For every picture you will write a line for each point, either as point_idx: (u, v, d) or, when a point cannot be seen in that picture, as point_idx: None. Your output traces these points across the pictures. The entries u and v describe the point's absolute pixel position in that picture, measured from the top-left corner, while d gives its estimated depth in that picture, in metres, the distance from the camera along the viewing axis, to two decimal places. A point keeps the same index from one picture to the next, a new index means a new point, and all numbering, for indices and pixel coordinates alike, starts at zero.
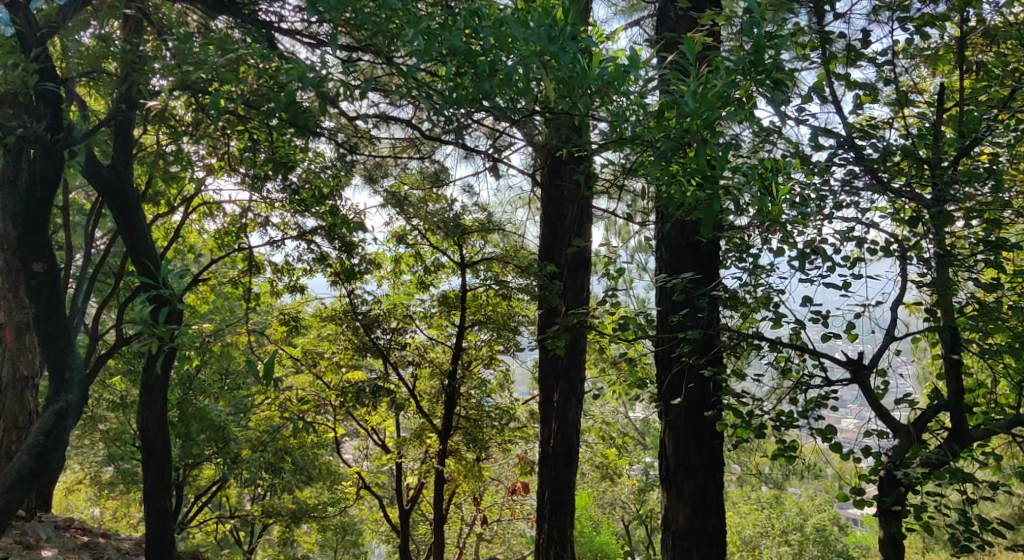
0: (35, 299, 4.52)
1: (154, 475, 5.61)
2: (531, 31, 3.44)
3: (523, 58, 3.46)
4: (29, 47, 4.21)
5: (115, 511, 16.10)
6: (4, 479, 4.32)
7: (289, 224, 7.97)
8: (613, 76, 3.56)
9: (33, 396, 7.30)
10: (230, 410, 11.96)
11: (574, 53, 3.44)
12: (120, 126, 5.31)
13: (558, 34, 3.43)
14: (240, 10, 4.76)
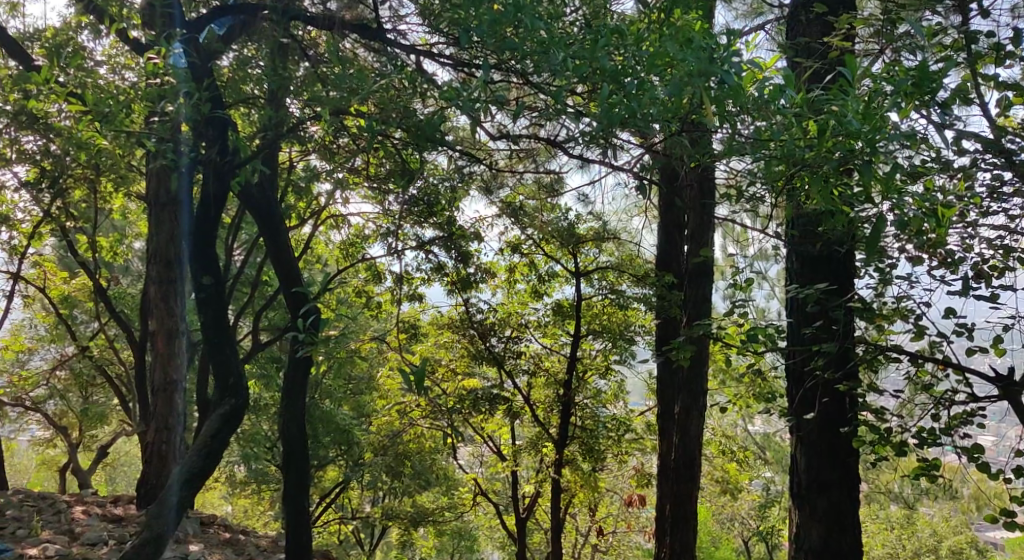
0: (203, 311, 4.97)
1: (293, 479, 5.77)
2: (689, 54, 3.34)
3: (681, 77, 3.38)
4: (203, 77, 4.58)
5: (249, 508, 16.94)
6: (177, 479, 4.59)
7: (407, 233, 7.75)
8: (767, 97, 3.50)
9: (181, 400, 7.75)
10: (353, 415, 12.70)
11: (738, 75, 3.27)
12: (270, 151, 5.71)
13: (720, 55, 3.29)
14: (372, 30, 4.94)
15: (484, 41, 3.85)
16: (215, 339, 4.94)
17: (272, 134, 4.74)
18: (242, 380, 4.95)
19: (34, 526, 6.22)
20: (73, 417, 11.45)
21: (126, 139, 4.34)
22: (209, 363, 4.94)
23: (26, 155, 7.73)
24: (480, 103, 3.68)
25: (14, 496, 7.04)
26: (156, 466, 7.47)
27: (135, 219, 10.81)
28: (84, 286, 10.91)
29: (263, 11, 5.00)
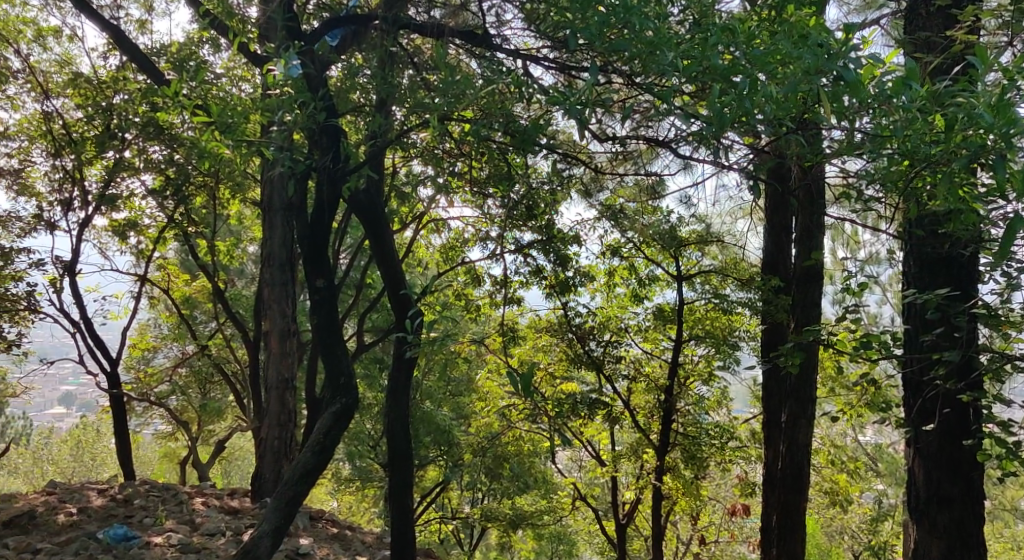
0: (316, 312, 5.14)
1: (398, 477, 5.85)
2: (803, 54, 3.25)
3: (798, 76, 3.28)
4: (317, 86, 4.75)
5: (355, 504, 17.46)
6: (293, 473, 4.77)
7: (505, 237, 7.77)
8: (890, 92, 3.34)
9: (292, 398, 8.02)
10: (453, 416, 12.88)
11: (856, 72, 3.16)
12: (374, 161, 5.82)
13: (835, 53, 3.20)
14: (476, 36, 5.01)
15: (590, 43, 3.85)
16: (328, 340, 5.09)
17: (379, 141, 4.86)
18: (352, 380, 5.08)
19: (160, 515, 6.58)
20: (193, 413, 12.06)
21: (246, 147, 4.54)
22: (322, 362, 5.10)
23: (154, 164, 8.21)
24: (586, 105, 3.68)
25: (142, 486, 7.48)
26: (269, 460, 7.74)
27: (250, 224, 11.31)
28: (203, 288, 11.49)
29: (374, 22, 5.17)
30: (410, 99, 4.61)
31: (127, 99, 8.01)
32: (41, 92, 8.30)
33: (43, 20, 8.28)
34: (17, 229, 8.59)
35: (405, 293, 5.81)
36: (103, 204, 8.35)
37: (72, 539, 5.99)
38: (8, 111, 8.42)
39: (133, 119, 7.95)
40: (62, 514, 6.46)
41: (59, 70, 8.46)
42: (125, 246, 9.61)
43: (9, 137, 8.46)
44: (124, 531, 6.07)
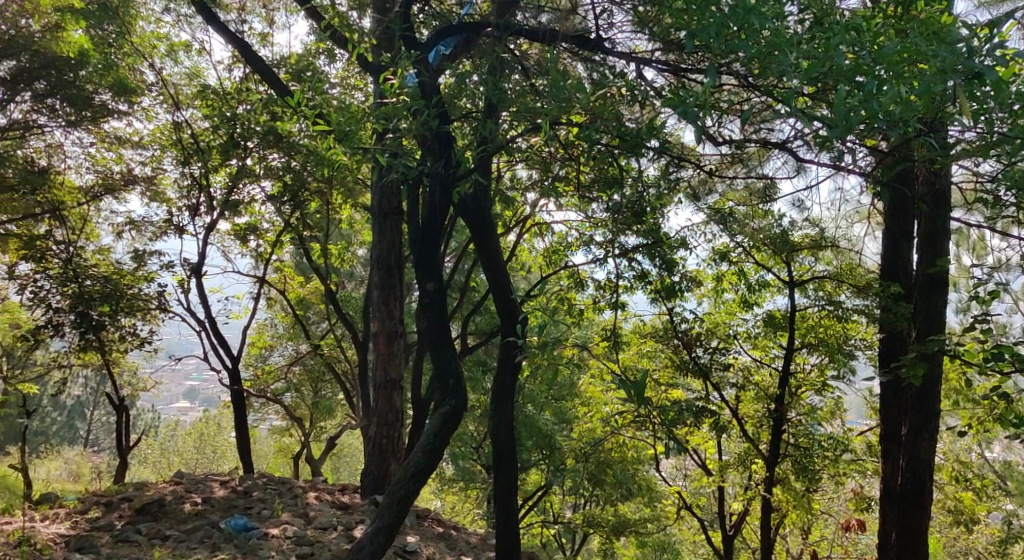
0: (427, 314, 5.24)
1: (503, 477, 5.82)
2: (936, 55, 3.12)
3: (932, 76, 3.13)
4: (430, 93, 4.84)
5: (458, 505, 17.75)
6: (405, 472, 4.87)
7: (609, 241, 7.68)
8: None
9: (400, 398, 8.18)
10: (555, 420, 12.89)
11: (994, 71, 3.01)
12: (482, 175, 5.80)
13: (969, 51, 3.06)
14: (586, 41, 4.99)
15: (706, 44, 3.76)
16: (437, 342, 5.18)
17: (485, 146, 4.91)
18: (461, 383, 5.15)
19: (277, 507, 6.86)
20: (306, 410, 12.51)
21: (363, 155, 4.67)
22: (432, 365, 5.21)
23: (272, 170, 8.55)
24: (703, 108, 3.60)
25: (260, 479, 7.81)
26: (377, 458, 7.92)
27: (361, 228, 11.64)
28: (316, 290, 11.89)
29: (487, 28, 5.19)
30: (517, 106, 4.65)
31: (249, 108, 8.43)
32: (172, 103, 8.81)
33: (175, 36, 8.78)
34: (149, 232, 9.14)
35: (509, 299, 5.75)
36: (226, 209, 8.79)
37: (198, 528, 6.32)
38: (142, 122, 8.97)
39: (255, 128, 8.37)
40: (188, 503, 6.82)
41: (189, 82, 8.95)
42: (246, 249, 10.07)
43: (143, 146, 9.02)
44: (244, 521, 6.35)
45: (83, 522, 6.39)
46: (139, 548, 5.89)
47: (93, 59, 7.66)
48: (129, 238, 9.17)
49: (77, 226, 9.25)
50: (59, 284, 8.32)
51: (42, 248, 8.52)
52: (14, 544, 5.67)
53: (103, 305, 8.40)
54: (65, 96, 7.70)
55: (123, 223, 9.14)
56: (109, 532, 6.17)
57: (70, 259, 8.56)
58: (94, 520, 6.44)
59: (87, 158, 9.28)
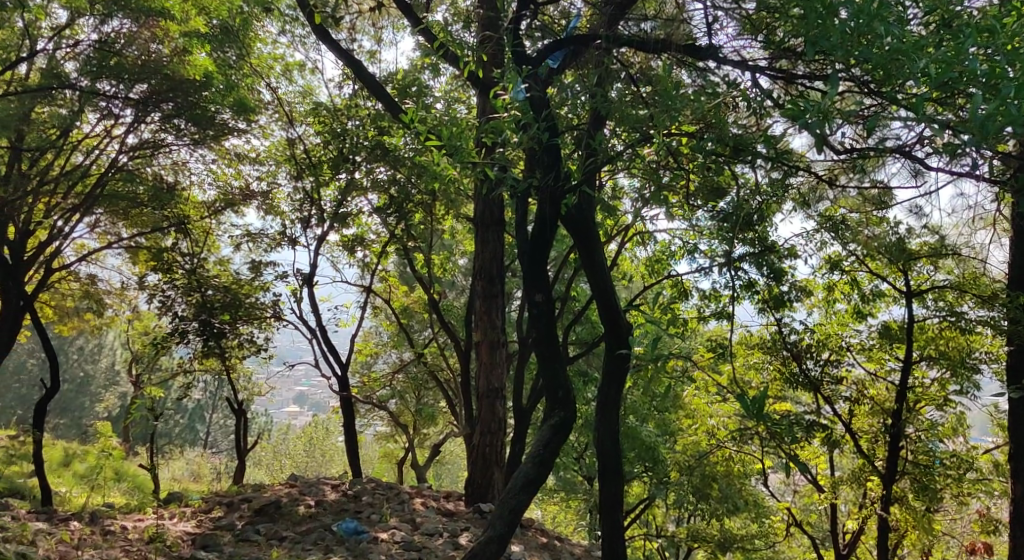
0: (535, 326, 5.28)
1: (610, 491, 5.75)
2: None
3: None
4: (540, 108, 4.89)
5: (559, 515, 17.77)
6: (515, 483, 4.89)
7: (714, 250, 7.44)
8: None
9: (503, 408, 8.21)
10: (658, 431, 12.72)
11: None
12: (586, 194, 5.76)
13: None
14: (697, 52, 4.95)
15: (825, 51, 3.66)
16: (546, 353, 5.22)
17: (589, 159, 4.93)
18: (570, 394, 5.16)
19: (385, 512, 7.02)
20: (410, 416, 12.78)
21: (473, 169, 4.76)
22: (541, 376, 5.22)
23: (379, 184, 8.80)
24: (826, 116, 3.47)
25: (369, 484, 8.03)
26: (481, 467, 7.98)
27: (462, 239, 11.82)
28: (420, 300, 12.15)
29: (597, 40, 5.21)
30: (622, 116, 4.62)
31: (358, 124, 8.80)
32: (286, 120, 9.21)
33: (290, 56, 9.20)
34: (264, 244, 9.58)
35: (615, 311, 5.71)
36: (335, 222, 9.07)
37: (312, 529, 6.54)
38: (260, 139, 9.41)
39: (363, 143, 8.69)
40: (302, 505, 7.07)
41: (302, 100, 9.33)
42: (354, 260, 10.38)
43: (260, 162, 9.47)
44: (354, 525, 6.53)
45: (207, 521, 6.74)
46: (259, 547, 6.15)
47: (216, 81, 8.06)
48: (246, 250, 9.61)
49: (200, 239, 9.79)
50: (184, 293, 8.82)
51: (170, 259, 9.05)
52: (146, 540, 6.03)
53: (223, 314, 8.85)
54: (189, 116, 8.00)
55: (241, 235, 9.59)
56: (231, 531, 6.48)
57: (194, 270, 9.06)
58: (217, 519, 6.78)
59: (210, 174, 9.83)
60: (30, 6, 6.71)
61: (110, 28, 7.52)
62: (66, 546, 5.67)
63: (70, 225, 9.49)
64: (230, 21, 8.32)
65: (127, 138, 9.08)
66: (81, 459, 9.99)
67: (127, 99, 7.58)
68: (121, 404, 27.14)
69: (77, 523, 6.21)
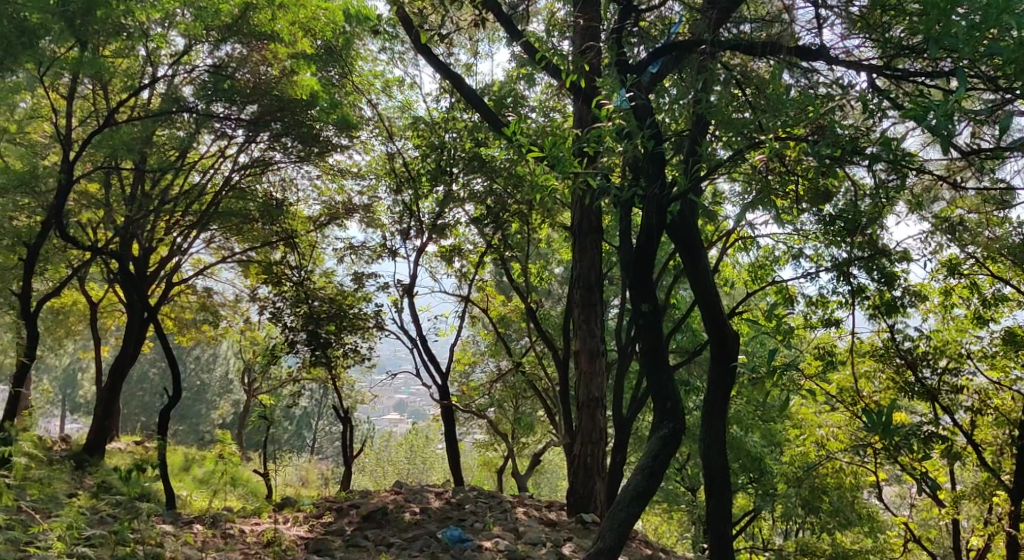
0: (642, 337, 5.23)
1: (716, 502, 5.63)
2: None
3: None
4: (643, 116, 4.84)
5: (661, 526, 17.52)
6: (624, 495, 4.90)
7: (822, 256, 7.20)
8: None
9: (603, 417, 8.12)
10: (763, 442, 12.37)
11: None
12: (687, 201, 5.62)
13: None
14: (806, 53, 4.82)
15: (947, 49, 3.51)
16: (653, 365, 5.15)
17: (691, 167, 4.86)
18: (679, 405, 5.07)
19: (488, 521, 7.03)
20: (508, 425, 12.83)
21: (574, 178, 4.73)
22: (648, 387, 5.16)
23: (475, 195, 8.92)
24: (952, 118, 3.31)
25: (472, 492, 8.11)
26: (582, 477, 7.90)
27: (559, 248, 11.78)
28: (517, 309, 12.18)
29: (701, 46, 5.10)
30: (726, 120, 4.50)
31: (456, 137, 8.92)
32: (386, 135, 9.43)
33: (389, 73, 9.43)
34: (366, 255, 9.81)
35: (720, 319, 5.56)
36: (434, 233, 9.11)
37: (417, 536, 6.62)
38: (361, 154, 9.69)
39: (460, 155, 8.84)
40: (408, 512, 7.19)
41: (401, 115, 9.54)
42: (451, 270, 10.48)
43: (362, 176, 9.75)
44: (459, 533, 6.56)
45: (319, 526, 6.99)
46: (367, 552, 6.29)
47: (321, 100, 8.34)
48: (348, 261, 9.86)
49: (306, 252, 10.14)
50: (292, 304, 9.25)
51: (278, 272, 9.46)
52: (264, 543, 6.30)
53: (330, 324, 9.17)
54: (297, 134, 8.41)
55: (344, 248, 9.87)
56: (341, 536, 6.68)
57: (302, 281, 9.46)
58: (328, 524, 7.02)
59: (315, 190, 10.22)
60: (152, 35, 7.12)
61: (223, 52, 7.85)
62: (191, 547, 5.93)
63: (187, 241, 10.02)
64: (333, 41, 8.59)
65: (239, 157, 9.51)
66: (200, 463, 10.51)
67: (241, 120, 7.95)
68: (233, 411, 28.40)
69: (200, 526, 6.55)
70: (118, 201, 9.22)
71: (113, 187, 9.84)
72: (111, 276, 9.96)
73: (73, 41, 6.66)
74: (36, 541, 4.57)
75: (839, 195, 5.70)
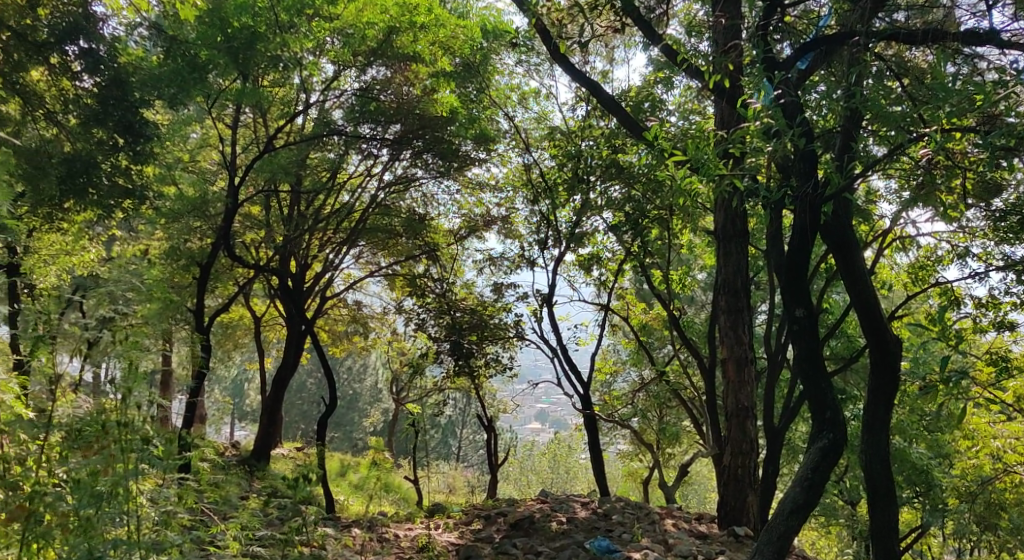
0: (797, 342, 5.02)
1: (881, 518, 5.31)
2: None
3: None
4: (793, 114, 4.68)
5: (818, 540, 16.74)
6: (782, 508, 4.81)
7: (994, 253, 6.68)
8: None
9: (753, 427, 7.83)
10: (930, 453, 11.60)
11: None
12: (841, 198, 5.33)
13: None
14: (974, 38, 4.53)
15: None
16: (809, 371, 4.96)
17: (842, 165, 4.66)
18: (839, 415, 4.88)
19: (637, 532, 6.90)
20: (653, 434, 12.63)
21: (720, 181, 4.61)
22: (806, 396, 4.98)
23: (613, 203, 8.79)
24: None
25: (619, 502, 8.03)
26: (733, 489, 7.64)
27: (701, 253, 11.48)
28: (659, 317, 11.98)
29: (853, 38, 4.84)
30: (882, 114, 4.29)
31: (593, 144, 8.87)
32: (523, 146, 9.53)
33: (526, 85, 9.54)
34: (505, 266, 9.86)
35: (881, 324, 5.23)
36: (572, 242, 9.11)
37: (565, 546, 6.60)
38: (499, 167, 9.84)
39: (597, 163, 8.80)
40: (555, 522, 7.21)
41: (537, 126, 9.64)
42: (590, 278, 10.39)
43: (501, 189, 9.91)
44: (607, 544, 6.40)
45: (468, 533, 7.15)
46: None
47: (461, 116, 8.56)
48: (488, 272, 9.97)
49: (448, 264, 10.40)
50: (436, 315, 9.57)
51: (422, 284, 9.87)
52: (418, 548, 6.54)
53: (472, 334, 9.41)
54: (438, 151, 8.72)
55: (483, 260, 10.01)
56: (491, 544, 6.80)
57: (444, 293, 9.76)
58: (477, 531, 7.18)
59: (455, 203, 10.47)
60: (305, 64, 7.54)
61: (369, 75, 8.12)
62: (351, 551, 6.18)
63: (338, 257, 10.49)
64: (470, 57, 8.74)
65: (384, 175, 9.89)
66: (356, 470, 10.97)
67: (386, 139, 8.29)
68: (382, 420, 29.46)
69: (358, 529, 6.85)
70: (277, 221, 9.80)
71: (272, 208, 10.47)
72: (271, 291, 10.58)
73: (236, 74, 7.13)
74: (216, 541, 4.89)
75: (1013, 187, 5.29)
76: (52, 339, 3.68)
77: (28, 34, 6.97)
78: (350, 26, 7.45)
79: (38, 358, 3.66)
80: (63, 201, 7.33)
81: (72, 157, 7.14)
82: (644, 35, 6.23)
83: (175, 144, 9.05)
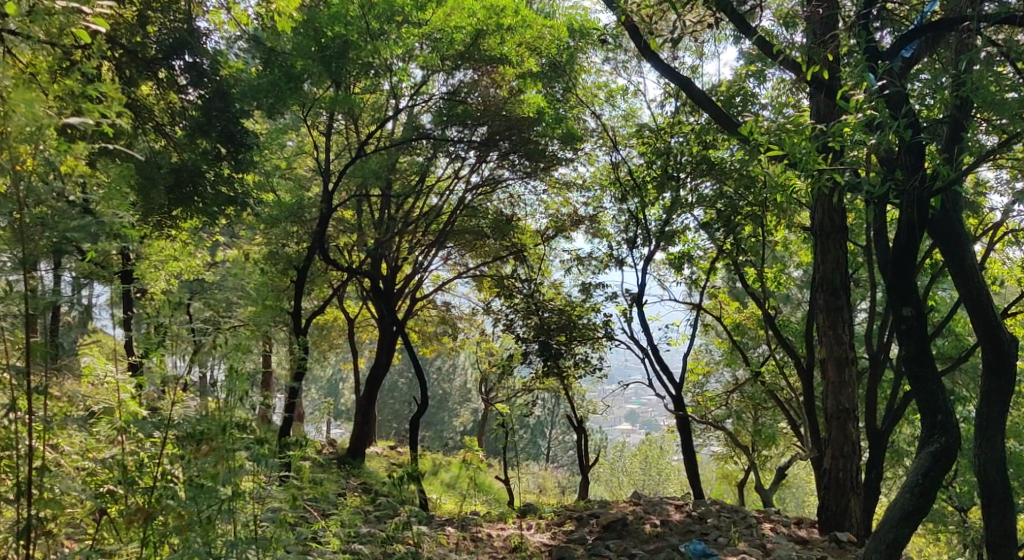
0: (904, 342, 4.81)
1: (996, 527, 5.05)
2: None
3: None
4: (897, 105, 4.52)
5: (926, 548, 15.98)
6: (890, 516, 4.66)
7: None
8: None
9: (855, 429, 7.55)
10: None
11: None
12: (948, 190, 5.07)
13: None
14: None
15: None
16: (918, 373, 4.74)
17: (951, 158, 4.46)
18: (951, 419, 4.66)
19: (733, 536, 6.75)
20: (748, 436, 12.33)
21: (819, 176, 4.47)
22: (914, 398, 4.78)
23: (705, 199, 8.70)
24: None
25: (713, 506, 7.87)
26: (835, 493, 7.38)
27: (796, 250, 11.15)
28: (753, 315, 11.69)
29: (964, 23, 4.58)
30: (995, 102, 4.08)
31: (683, 140, 8.72)
32: (611, 145, 9.47)
33: (613, 83, 9.48)
34: (593, 266, 9.80)
35: (995, 324, 4.95)
36: (662, 240, 8.98)
37: (660, 549, 6.48)
38: (587, 166, 9.80)
39: (686, 159, 8.64)
40: (648, 524, 7.11)
41: (624, 123, 9.60)
42: (680, 277, 10.25)
43: (588, 188, 9.88)
44: (702, 547, 6.27)
45: (561, 534, 7.15)
46: None
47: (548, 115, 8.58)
48: (575, 272, 9.93)
49: (535, 265, 10.43)
50: (523, 315, 9.52)
51: (509, 285, 9.92)
52: (511, 548, 6.57)
53: (560, 334, 9.35)
54: (524, 151, 8.75)
55: (570, 260, 9.98)
56: (583, 545, 6.78)
57: (532, 294, 9.76)
58: (570, 532, 7.16)
59: (542, 204, 10.46)
60: (394, 70, 7.69)
61: (456, 79, 8.22)
62: (447, 549, 6.25)
63: (428, 258, 10.65)
64: (558, 57, 8.67)
65: (472, 176, 9.99)
66: (448, 469, 11.12)
67: (474, 141, 8.40)
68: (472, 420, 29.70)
69: (452, 528, 6.93)
70: (369, 225, 10.02)
71: (364, 212, 10.72)
72: (364, 294, 10.84)
73: (330, 82, 7.33)
74: (318, 537, 5.02)
75: None
76: (165, 341, 3.83)
77: (139, 51, 7.17)
78: (438, 31, 7.48)
79: (153, 359, 3.81)
80: (171, 209, 7.65)
81: (180, 167, 7.41)
82: (736, 28, 6.09)
83: (273, 152, 9.35)
